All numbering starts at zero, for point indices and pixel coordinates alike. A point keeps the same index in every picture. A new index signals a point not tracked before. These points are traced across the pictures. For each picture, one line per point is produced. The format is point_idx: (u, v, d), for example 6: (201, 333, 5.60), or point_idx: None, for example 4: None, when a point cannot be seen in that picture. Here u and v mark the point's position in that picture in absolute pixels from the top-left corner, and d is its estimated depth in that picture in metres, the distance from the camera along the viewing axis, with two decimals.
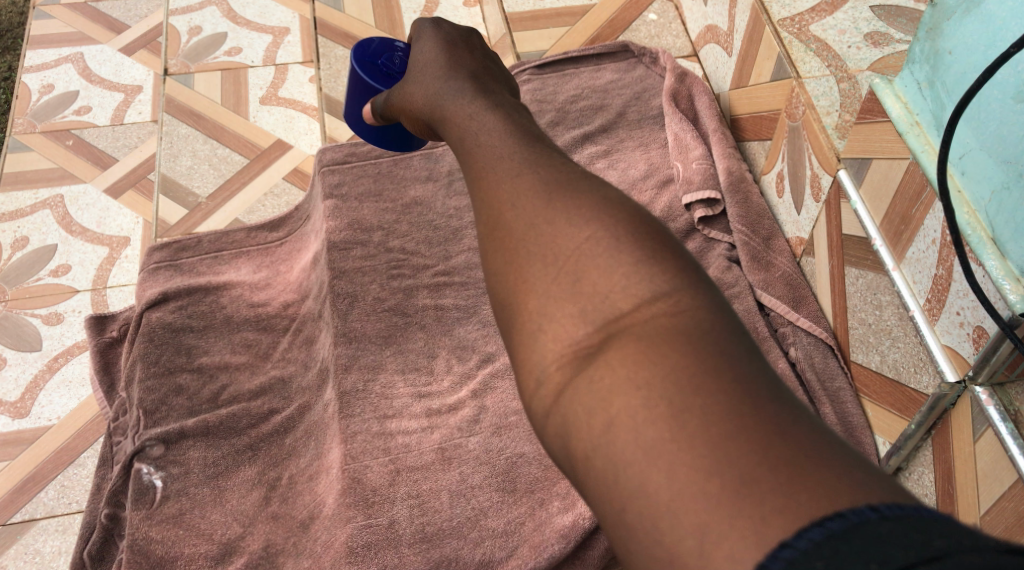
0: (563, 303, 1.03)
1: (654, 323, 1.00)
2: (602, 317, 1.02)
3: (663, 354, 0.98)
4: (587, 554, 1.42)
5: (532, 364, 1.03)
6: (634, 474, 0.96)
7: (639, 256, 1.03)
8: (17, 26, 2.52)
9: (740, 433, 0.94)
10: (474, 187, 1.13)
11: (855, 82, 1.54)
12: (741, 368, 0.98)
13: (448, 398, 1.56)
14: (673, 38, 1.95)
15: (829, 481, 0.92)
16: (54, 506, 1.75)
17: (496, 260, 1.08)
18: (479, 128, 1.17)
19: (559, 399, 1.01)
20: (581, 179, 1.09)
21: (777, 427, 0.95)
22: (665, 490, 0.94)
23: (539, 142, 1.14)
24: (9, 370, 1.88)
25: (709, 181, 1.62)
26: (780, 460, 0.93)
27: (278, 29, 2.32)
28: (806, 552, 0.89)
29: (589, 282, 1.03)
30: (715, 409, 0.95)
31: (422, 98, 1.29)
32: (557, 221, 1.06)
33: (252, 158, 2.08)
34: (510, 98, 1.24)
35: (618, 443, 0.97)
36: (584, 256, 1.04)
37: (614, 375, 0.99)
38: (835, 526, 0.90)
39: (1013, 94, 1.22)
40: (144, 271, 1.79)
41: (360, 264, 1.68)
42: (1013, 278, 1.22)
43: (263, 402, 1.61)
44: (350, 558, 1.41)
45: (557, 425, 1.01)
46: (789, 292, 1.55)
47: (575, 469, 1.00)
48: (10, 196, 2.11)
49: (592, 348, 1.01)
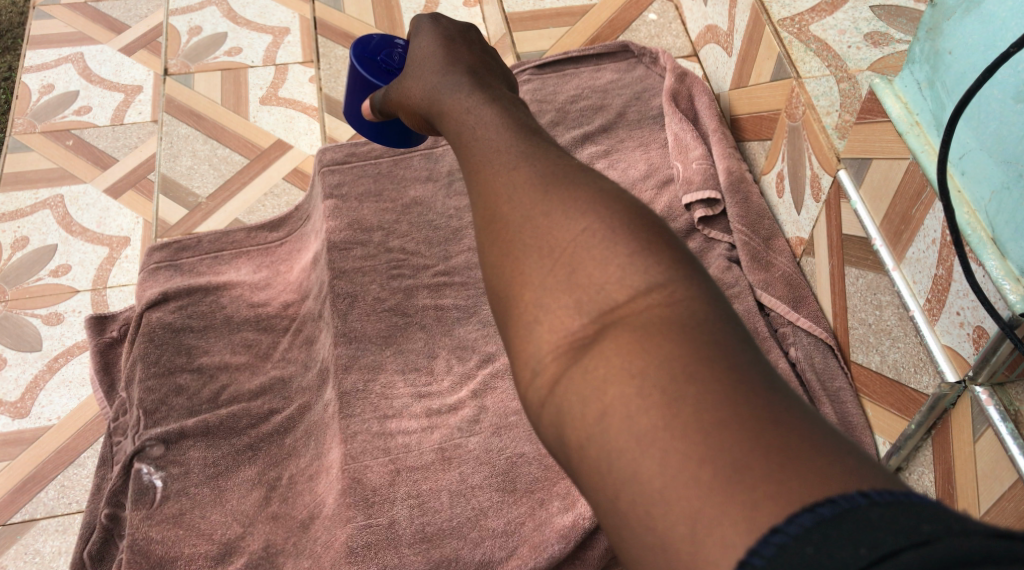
0: (558, 294, 1.03)
1: (649, 313, 1.00)
2: (597, 308, 1.02)
3: (657, 343, 0.98)
4: (587, 554, 1.42)
5: (527, 355, 1.03)
6: (628, 462, 0.96)
7: (634, 247, 1.03)
8: (17, 26, 2.52)
9: (734, 422, 0.94)
10: (471, 180, 1.13)
11: (855, 82, 1.54)
12: (736, 358, 0.98)
13: (448, 398, 1.56)
14: (673, 39, 1.95)
15: (820, 468, 0.92)
16: (54, 506, 1.75)
17: (491, 252, 1.08)
18: (476, 122, 1.18)
19: (554, 389, 1.01)
20: (577, 172, 1.09)
21: (771, 415, 0.94)
22: (659, 478, 0.94)
23: (536, 136, 1.14)
24: (9, 370, 1.88)
25: (709, 181, 1.62)
26: (773, 447, 0.93)
27: (278, 29, 2.32)
28: (797, 538, 0.89)
29: (584, 273, 1.03)
30: (708, 397, 0.95)
31: (420, 92, 1.30)
32: (554, 214, 1.06)
33: (252, 158, 2.08)
34: (508, 92, 1.25)
35: (611, 432, 0.97)
36: (580, 248, 1.04)
37: (608, 365, 0.99)
38: (826, 512, 0.90)
39: (1013, 94, 1.22)
40: (145, 271, 1.79)
41: (361, 264, 1.68)
42: (1013, 278, 1.22)
43: (264, 402, 1.61)
44: (350, 559, 1.41)
45: (551, 415, 1.01)
46: (789, 292, 1.55)
47: (571, 459, 1.00)
48: (10, 196, 2.11)
49: (587, 339, 1.01)
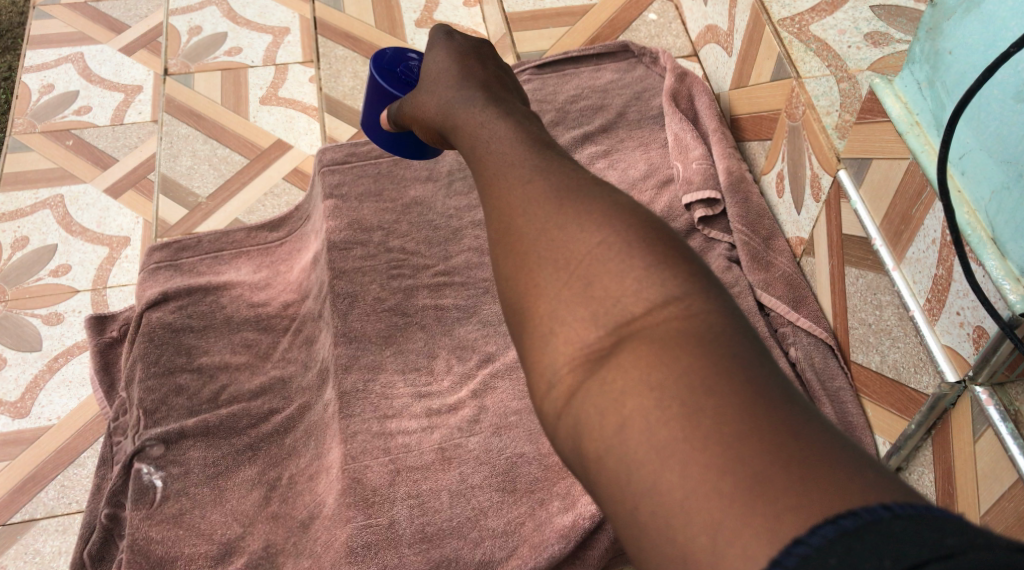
0: (575, 307, 1.03)
1: (667, 326, 1.00)
2: (614, 321, 1.02)
3: (675, 355, 0.98)
4: (587, 554, 1.42)
5: (544, 367, 1.03)
6: (647, 473, 0.96)
7: (650, 261, 1.03)
8: (17, 25, 2.52)
9: (753, 434, 0.94)
10: (485, 194, 1.13)
11: (855, 82, 1.54)
12: (752, 370, 0.98)
13: (448, 398, 1.56)
14: (673, 38, 1.95)
15: (839, 481, 0.92)
16: (54, 506, 1.75)
17: (506, 265, 1.08)
18: (490, 136, 1.18)
19: (571, 400, 1.01)
20: (592, 186, 1.09)
21: (790, 427, 0.95)
22: (678, 489, 0.94)
23: (550, 150, 1.14)
24: (9, 370, 1.88)
25: (709, 181, 1.62)
26: (793, 459, 0.93)
27: (278, 29, 2.32)
28: (819, 549, 0.89)
29: (601, 288, 1.03)
30: (727, 409, 0.95)
31: (434, 107, 1.30)
32: (570, 227, 1.06)
33: (252, 158, 2.08)
34: (521, 106, 1.25)
35: (630, 443, 0.97)
36: (597, 262, 1.04)
37: (626, 377, 0.99)
38: (848, 524, 0.90)
39: (1013, 94, 1.22)
40: (145, 271, 1.79)
41: (360, 263, 1.68)
42: (1013, 278, 1.22)
43: (264, 402, 1.61)
44: (350, 558, 1.41)
45: (569, 428, 1.01)
46: (789, 292, 1.55)
47: (588, 470, 1.00)
48: (10, 196, 2.11)
49: (604, 351, 1.01)
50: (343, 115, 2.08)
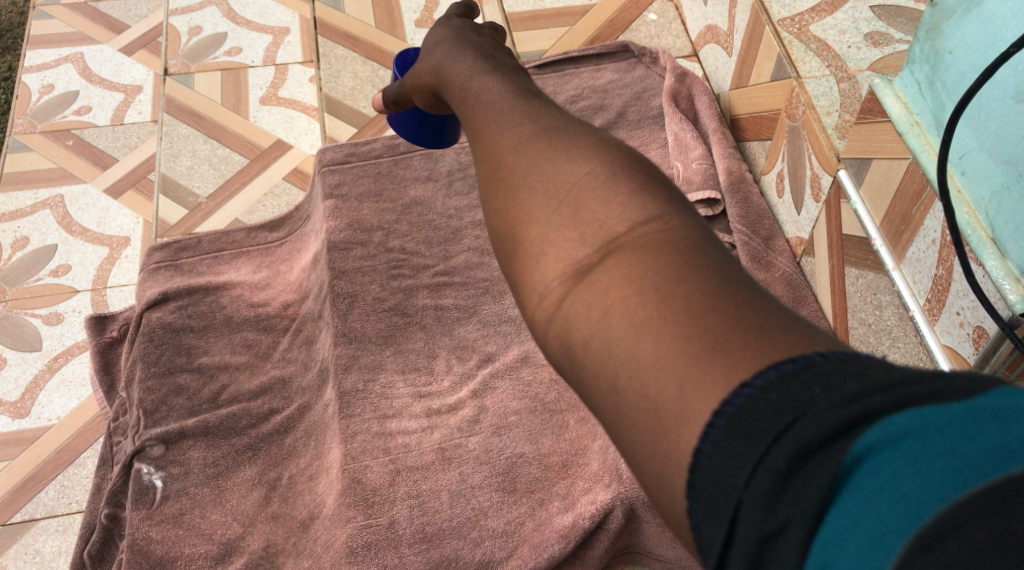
0: (562, 228, 1.02)
1: (648, 237, 1.00)
2: (598, 234, 1.01)
3: (655, 259, 0.98)
4: (587, 554, 1.42)
5: (534, 281, 1.02)
6: (624, 355, 0.96)
7: (633, 187, 1.03)
8: (18, 26, 2.52)
9: (732, 326, 0.94)
10: (476, 139, 1.12)
11: (855, 82, 1.53)
12: (721, 263, 0.98)
13: (448, 398, 1.56)
14: (673, 39, 1.95)
15: (794, 344, 0.92)
16: (54, 506, 1.75)
17: (497, 199, 1.07)
18: (481, 88, 1.17)
19: (559, 307, 1.00)
20: (576, 124, 1.09)
21: (758, 315, 0.95)
22: (654, 372, 0.95)
23: (537, 98, 1.13)
24: (9, 370, 1.88)
25: (709, 182, 1.62)
26: (761, 345, 0.93)
27: (278, 29, 2.32)
28: (763, 388, 0.90)
29: (587, 210, 1.02)
30: (702, 304, 0.95)
31: (427, 67, 1.29)
32: (557, 158, 1.05)
33: (252, 158, 2.08)
34: (510, 61, 1.23)
35: (611, 337, 0.97)
36: (582, 186, 1.03)
37: (609, 280, 0.99)
38: (788, 367, 0.91)
39: (1013, 94, 1.22)
40: (145, 271, 1.79)
41: (360, 264, 1.68)
42: (1013, 278, 1.22)
43: (264, 402, 1.61)
44: (350, 559, 1.41)
45: (557, 335, 1.01)
46: (789, 292, 1.54)
47: (575, 368, 0.99)
48: (11, 196, 2.11)
49: (591, 264, 1.00)
50: (343, 115, 2.08)
